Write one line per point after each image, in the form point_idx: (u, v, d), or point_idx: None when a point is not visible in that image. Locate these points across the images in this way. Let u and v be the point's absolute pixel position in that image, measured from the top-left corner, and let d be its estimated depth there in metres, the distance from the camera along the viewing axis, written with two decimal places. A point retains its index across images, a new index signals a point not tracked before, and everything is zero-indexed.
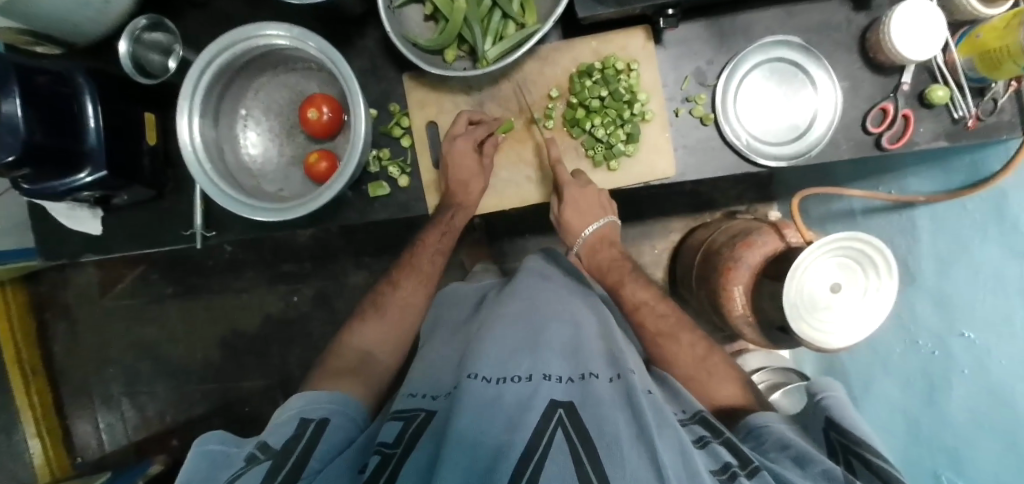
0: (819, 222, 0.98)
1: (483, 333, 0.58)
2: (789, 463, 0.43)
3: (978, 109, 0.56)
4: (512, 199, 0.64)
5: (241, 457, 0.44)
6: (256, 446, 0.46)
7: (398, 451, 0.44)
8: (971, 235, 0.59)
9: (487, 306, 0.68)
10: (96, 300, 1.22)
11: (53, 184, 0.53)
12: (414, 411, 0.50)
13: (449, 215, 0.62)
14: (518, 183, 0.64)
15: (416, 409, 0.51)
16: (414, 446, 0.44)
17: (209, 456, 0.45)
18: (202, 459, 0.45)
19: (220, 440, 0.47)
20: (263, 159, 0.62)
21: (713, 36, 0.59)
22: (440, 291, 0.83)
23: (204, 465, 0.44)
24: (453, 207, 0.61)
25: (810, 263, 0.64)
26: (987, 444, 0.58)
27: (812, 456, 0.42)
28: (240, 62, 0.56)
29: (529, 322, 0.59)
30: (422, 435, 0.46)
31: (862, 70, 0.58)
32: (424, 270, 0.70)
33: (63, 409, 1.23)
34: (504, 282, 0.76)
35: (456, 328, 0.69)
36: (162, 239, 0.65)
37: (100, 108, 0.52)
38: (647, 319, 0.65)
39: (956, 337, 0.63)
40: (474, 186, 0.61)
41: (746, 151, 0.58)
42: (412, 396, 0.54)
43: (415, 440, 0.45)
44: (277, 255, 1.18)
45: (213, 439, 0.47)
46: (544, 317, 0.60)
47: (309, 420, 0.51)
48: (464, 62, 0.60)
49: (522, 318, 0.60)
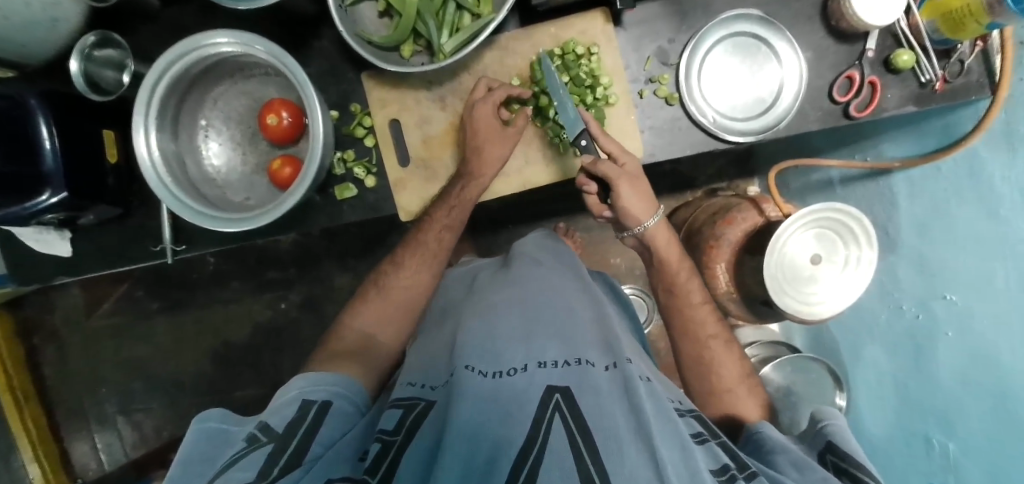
0: (799, 194, 0.97)
1: (479, 319, 0.55)
2: (788, 469, 0.43)
3: (944, 71, 0.55)
4: (525, 177, 0.63)
5: (241, 438, 0.43)
6: (256, 428, 0.44)
7: (399, 438, 0.41)
8: (949, 197, 0.60)
9: (484, 289, 0.65)
10: (84, 321, 1.22)
11: (15, 209, 0.52)
12: (412, 400, 0.47)
13: (458, 189, 0.60)
14: (570, 166, 0.62)
15: (412, 398, 0.48)
16: (415, 432, 0.42)
17: (207, 434, 0.44)
18: (201, 436, 0.44)
19: (221, 418, 0.46)
20: (226, 169, 0.61)
21: (673, 14, 0.58)
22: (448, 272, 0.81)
23: (202, 443, 0.43)
24: (465, 178, 0.60)
25: (788, 237, 0.65)
26: (973, 397, 0.59)
27: (810, 464, 0.43)
28: (194, 73, 0.55)
29: (523, 307, 0.56)
30: (422, 423, 0.43)
31: (825, 39, 0.58)
32: (430, 249, 0.65)
33: (59, 433, 1.23)
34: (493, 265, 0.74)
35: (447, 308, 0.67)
36: (133, 257, 0.65)
37: (55, 129, 0.52)
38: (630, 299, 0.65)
39: (939, 299, 0.63)
40: (489, 157, 0.59)
41: (713, 128, 0.57)
42: (411, 385, 0.51)
43: (416, 428, 0.42)
44: (261, 263, 1.17)
45: (214, 416, 0.46)
46: (540, 301, 0.58)
47: (312, 402, 0.48)
48: (422, 57, 0.59)
49: (517, 304, 0.57)
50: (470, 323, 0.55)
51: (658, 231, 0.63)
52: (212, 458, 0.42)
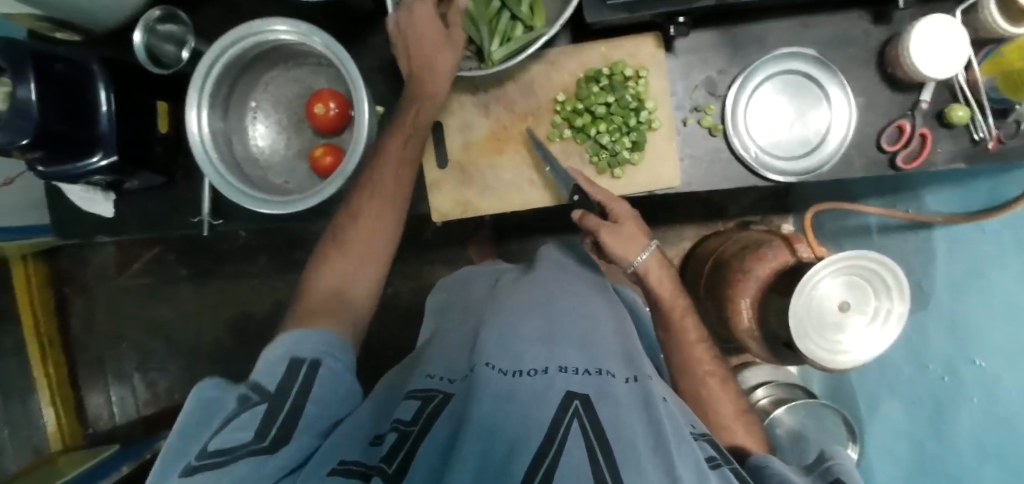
0: (833, 237, 0.94)
1: (501, 316, 0.55)
2: None
3: (999, 131, 0.54)
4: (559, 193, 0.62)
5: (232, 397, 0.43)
6: (249, 387, 0.44)
7: (415, 429, 0.42)
8: (989, 259, 0.59)
9: (506, 290, 0.65)
10: (114, 278, 1.26)
11: (68, 168, 0.55)
12: (430, 392, 0.47)
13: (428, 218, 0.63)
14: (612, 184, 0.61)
15: (431, 389, 0.48)
16: (432, 423, 0.42)
17: (202, 399, 0.42)
18: (195, 399, 0.43)
19: (214, 384, 0.44)
20: (270, 151, 0.63)
21: (726, 46, 0.57)
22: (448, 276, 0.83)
23: (194, 405, 0.42)
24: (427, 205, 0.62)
25: (820, 280, 0.62)
26: (990, 465, 0.58)
27: None
28: (250, 56, 0.57)
29: (543, 312, 0.56)
30: (439, 416, 0.43)
31: (879, 86, 0.57)
32: None
33: (77, 382, 1.27)
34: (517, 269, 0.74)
35: (468, 307, 0.67)
36: (170, 226, 0.67)
37: (113, 95, 0.54)
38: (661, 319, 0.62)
39: (965, 363, 0.62)
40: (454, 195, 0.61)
41: (754, 164, 0.57)
42: (429, 376, 0.52)
43: (433, 420, 0.42)
44: (289, 242, 1.19)
45: (209, 384, 0.44)
46: (562, 307, 0.57)
47: (300, 361, 0.48)
48: (471, 62, 0.60)
49: (539, 307, 0.57)
50: (494, 320, 0.55)
51: (652, 266, 0.59)
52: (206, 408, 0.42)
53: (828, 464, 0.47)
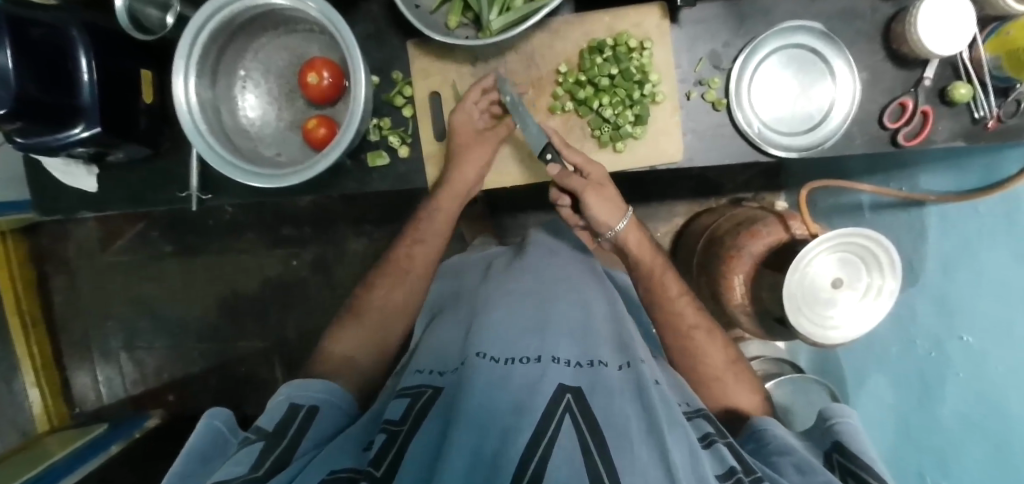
0: (825, 215, 0.95)
1: (492, 307, 0.55)
2: (790, 470, 0.42)
3: (1000, 109, 0.53)
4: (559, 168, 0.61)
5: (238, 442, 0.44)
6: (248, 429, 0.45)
7: (404, 428, 0.41)
8: (981, 236, 0.59)
9: (496, 278, 0.65)
10: (97, 255, 1.22)
11: (46, 139, 0.52)
12: (420, 389, 0.47)
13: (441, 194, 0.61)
14: (613, 160, 0.61)
15: (421, 385, 0.48)
16: (422, 421, 0.41)
17: (213, 432, 0.45)
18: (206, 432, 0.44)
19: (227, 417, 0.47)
20: (261, 122, 0.61)
21: (732, 17, 0.56)
22: (442, 264, 0.82)
23: (207, 440, 0.44)
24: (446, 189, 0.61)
25: (814, 257, 0.63)
26: (973, 439, 0.61)
27: (814, 466, 0.42)
28: (238, 22, 0.55)
29: (537, 301, 0.56)
30: (429, 412, 0.43)
31: (884, 61, 0.56)
32: (416, 249, 0.67)
33: (61, 361, 1.24)
34: (507, 254, 0.74)
35: (460, 299, 0.66)
36: (157, 201, 0.65)
37: (94, 62, 0.51)
38: (656, 295, 0.63)
39: (954, 340, 0.64)
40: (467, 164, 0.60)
41: (757, 140, 0.56)
42: (420, 372, 0.52)
43: (423, 416, 0.42)
44: (277, 218, 1.17)
45: (219, 415, 0.46)
46: (555, 295, 0.57)
47: (299, 406, 0.49)
48: (467, 30, 0.58)
49: (531, 295, 0.57)
50: (485, 312, 0.54)
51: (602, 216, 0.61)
52: (207, 458, 0.43)
53: (831, 421, 0.50)
